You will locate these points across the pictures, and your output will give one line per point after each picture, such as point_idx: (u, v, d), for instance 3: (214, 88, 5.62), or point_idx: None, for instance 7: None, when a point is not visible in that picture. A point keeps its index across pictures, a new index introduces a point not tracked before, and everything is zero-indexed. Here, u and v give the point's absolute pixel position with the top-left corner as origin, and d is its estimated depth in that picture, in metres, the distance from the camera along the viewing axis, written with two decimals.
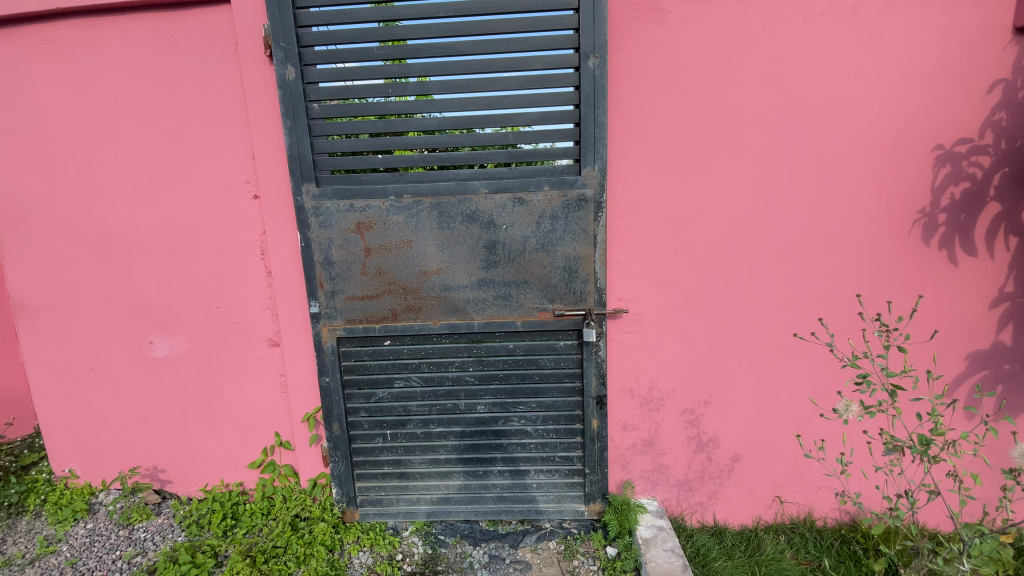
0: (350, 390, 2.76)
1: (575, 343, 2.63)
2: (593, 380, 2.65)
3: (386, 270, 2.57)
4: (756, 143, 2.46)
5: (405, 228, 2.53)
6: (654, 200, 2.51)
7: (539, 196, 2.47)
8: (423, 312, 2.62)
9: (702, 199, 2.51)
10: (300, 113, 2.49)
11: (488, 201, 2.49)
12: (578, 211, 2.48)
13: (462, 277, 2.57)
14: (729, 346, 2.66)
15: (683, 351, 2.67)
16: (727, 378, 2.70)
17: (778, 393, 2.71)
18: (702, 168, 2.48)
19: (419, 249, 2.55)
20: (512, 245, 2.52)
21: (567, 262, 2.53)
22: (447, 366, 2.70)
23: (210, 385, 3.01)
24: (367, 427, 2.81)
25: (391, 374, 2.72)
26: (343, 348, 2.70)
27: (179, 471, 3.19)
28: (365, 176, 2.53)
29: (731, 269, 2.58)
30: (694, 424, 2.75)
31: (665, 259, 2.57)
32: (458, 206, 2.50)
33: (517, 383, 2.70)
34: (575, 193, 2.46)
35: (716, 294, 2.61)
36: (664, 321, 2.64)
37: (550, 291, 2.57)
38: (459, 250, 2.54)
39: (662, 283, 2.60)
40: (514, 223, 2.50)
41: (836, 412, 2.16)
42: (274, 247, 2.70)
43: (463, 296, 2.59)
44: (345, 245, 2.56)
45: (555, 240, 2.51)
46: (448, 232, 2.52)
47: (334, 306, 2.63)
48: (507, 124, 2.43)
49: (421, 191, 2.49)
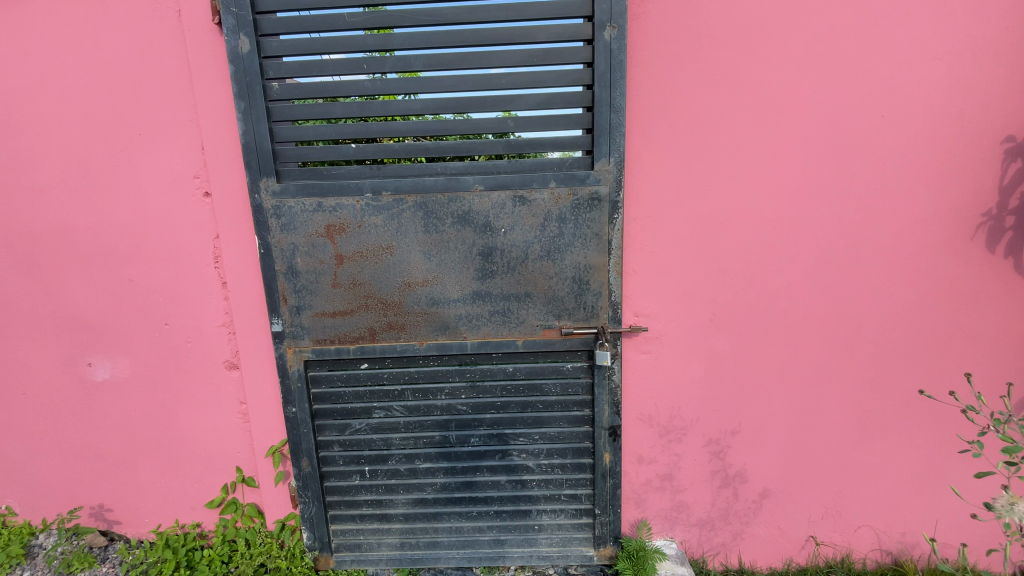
0: (322, 422, 2.38)
1: (585, 366, 2.25)
2: (605, 408, 2.29)
3: (361, 282, 2.17)
4: (798, 133, 2.10)
5: (384, 232, 2.12)
6: (679, 199, 2.14)
7: (544, 195, 2.08)
8: (406, 331, 2.21)
9: (735, 198, 2.14)
10: (257, 94, 2.07)
11: (483, 201, 2.09)
12: (590, 212, 2.09)
13: (453, 289, 2.17)
14: (762, 368, 2.31)
15: (709, 375, 2.31)
16: (758, 405, 2.35)
17: (816, 420, 2.36)
18: (736, 162, 2.11)
19: (401, 257, 2.15)
20: (511, 252, 2.13)
21: (577, 273, 2.14)
22: (436, 393, 2.31)
23: (161, 413, 2.58)
24: (343, 462, 2.43)
25: (369, 403, 2.34)
26: (313, 373, 2.31)
27: (128, 511, 2.75)
28: (336, 169, 2.12)
29: (766, 280, 2.22)
30: (719, 457, 2.40)
31: (690, 268, 2.20)
32: (446, 207, 2.10)
33: (516, 412, 2.32)
34: (585, 192, 2.08)
35: (749, 308, 2.25)
36: (688, 340, 2.27)
37: (556, 306, 2.18)
38: (449, 258, 2.15)
39: (687, 296, 2.23)
40: (514, 226, 2.11)
41: (998, 513, 1.78)
42: (230, 254, 2.28)
43: (454, 312, 2.19)
44: (312, 252, 2.16)
45: (563, 247, 2.12)
46: (436, 236, 2.12)
47: (301, 324, 2.23)
48: (506, 107, 2.03)
49: (403, 187, 2.08)
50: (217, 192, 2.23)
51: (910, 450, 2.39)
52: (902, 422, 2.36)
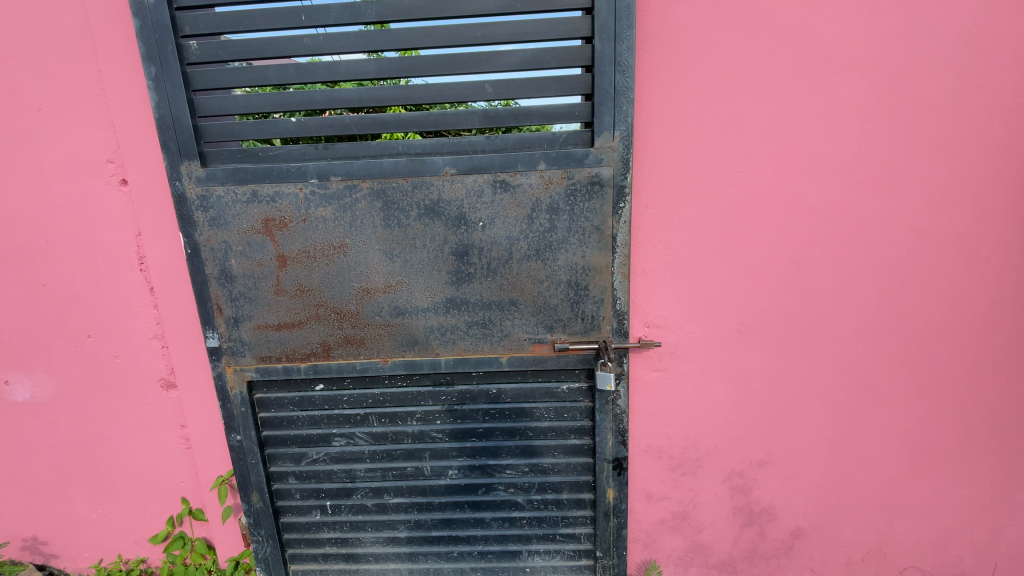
0: (273, 451, 2.01)
1: (584, 387, 1.86)
2: (608, 437, 1.91)
3: (308, 288, 1.76)
4: (850, 100, 1.68)
5: (333, 227, 1.71)
6: (700, 185, 1.72)
7: (531, 180, 1.65)
8: (365, 347, 1.81)
9: (771, 182, 1.72)
10: (170, 56, 1.65)
11: (455, 188, 1.67)
12: (590, 201, 1.66)
13: (421, 296, 1.76)
14: (797, 389, 1.92)
15: (733, 396, 1.94)
16: (791, 432, 1.97)
17: (861, 449, 1.98)
18: (772, 138, 1.69)
19: (354, 257, 1.73)
20: (492, 250, 1.71)
21: (574, 277, 1.72)
22: (405, 418, 1.93)
23: (93, 438, 2.22)
24: (300, 496, 2.07)
25: (326, 429, 1.97)
26: (259, 395, 1.94)
27: (66, 545, 2.41)
28: (273, 150, 1.71)
29: (805, 283, 1.81)
30: (743, 492, 2.03)
31: (713, 271, 1.80)
32: (410, 195, 1.68)
33: (502, 440, 1.95)
34: (582, 175, 1.64)
35: (784, 318, 1.84)
36: (708, 356, 1.88)
37: (548, 316, 1.77)
38: (415, 259, 1.73)
39: (709, 304, 1.83)
40: (495, 219, 1.69)
41: None
42: (156, 254, 1.90)
43: (423, 325, 1.79)
44: (249, 253, 1.76)
45: (556, 245, 1.70)
46: (397, 232, 1.71)
47: (240, 338, 1.85)
48: (482, 69, 1.61)
49: (355, 171, 1.66)
50: (139, 179, 1.85)
51: (972, 484, 2.00)
52: (963, 451, 1.97)
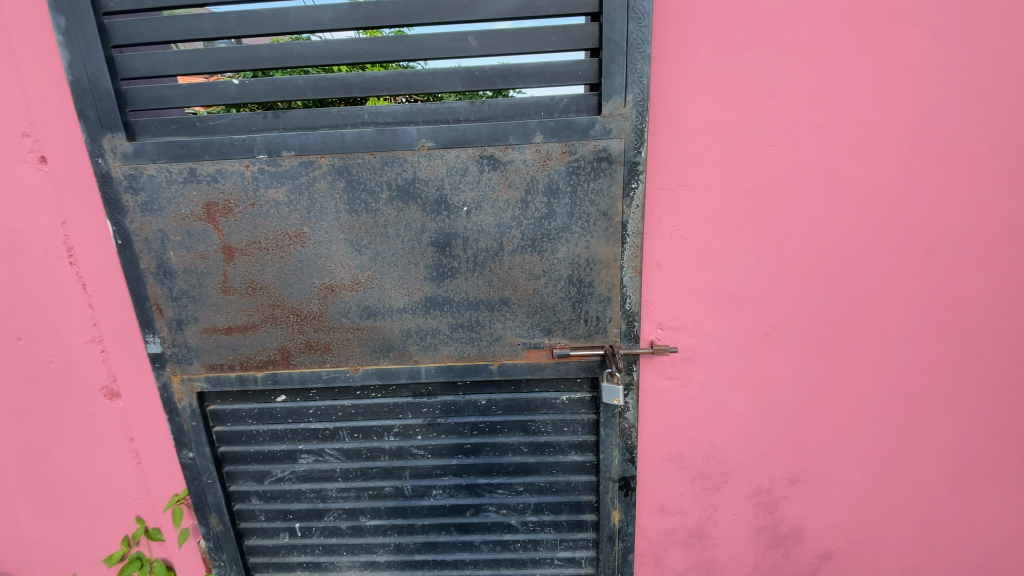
0: (232, 468, 1.76)
1: (587, 398, 1.61)
2: (614, 455, 1.66)
3: (262, 285, 1.49)
4: (908, 58, 1.40)
5: (288, 213, 1.42)
6: (726, 160, 1.45)
7: (525, 155, 1.36)
8: (331, 354, 1.54)
9: (810, 157, 1.45)
10: (82, 2, 1.35)
11: (432, 166, 1.37)
12: (596, 180, 1.38)
13: (395, 295, 1.47)
14: (831, 397, 1.68)
15: (758, 406, 1.68)
16: (822, 444, 1.74)
17: (900, 463, 1.75)
18: (816, 104, 1.42)
19: (314, 249, 1.44)
20: (479, 240, 1.43)
21: (576, 272, 1.45)
22: (381, 433, 1.68)
23: (32, 452, 1.96)
24: (265, 518, 1.82)
25: (291, 445, 1.71)
26: (212, 408, 1.68)
27: (13, 565, 2.18)
28: (214, 119, 1.42)
29: (846, 276, 1.56)
30: (766, 510, 1.80)
31: (740, 262, 1.53)
32: (378, 174, 1.38)
33: (493, 457, 1.69)
34: (586, 150, 1.36)
35: (820, 316, 1.59)
36: (731, 362, 1.63)
37: (546, 318, 1.50)
38: (386, 251, 1.44)
39: (734, 301, 1.57)
40: (482, 203, 1.40)
41: None
42: (94, 242, 1.64)
43: (397, 328, 1.51)
44: (190, 243, 1.48)
45: (556, 234, 1.42)
46: (364, 219, 1.42)
47: (185, 344, 1.58)
48: (465, 16, 1.32)
49: (312, 145, 1.37)
50: (70, 157, 1.58)
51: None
52: (1015, 466, 1.74)
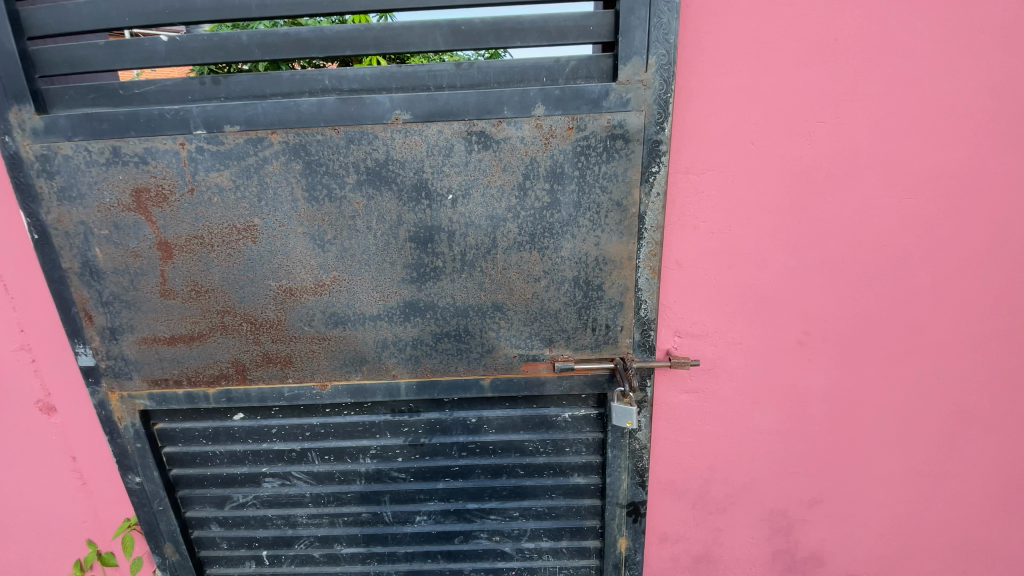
0: (188, 493, 1.54)
1: (592, 416, 1.39)
2: (622, 478, 1.45)
3: (208, 288, 1.24)
4: (978, 19, 1.18)
5: (234, 201, 1.17)
6: (760, 139, 1.22)
7: (523, 132, 1.11)
8: (294, 368, 1.31)
9: (855, 137, 1.24)
10: None
11: (409, 144, 1.11)
12: (608, 163, 1.14)
13: (367, 300, 1.24)
14: (868, 411, 1.48)
15: (785, 422, 1.48)
16: (856, 464, 1.53)
17: (940, 484, 1.56)
18: (867, 74, 1.20)
19: (268, 246, 1.20)
20: (467, 236, 1.19)
21: (583, 273, 1.22)
22: (356, 455, 1.46)
23: None
24: (228, 546, 1.60)
25: (253, 468, 1.49)
26: (159, 427, 1.45)
27: None
28: (140, 86, 1.15)
29: (893, 275, 1.34)
30: (788, 536, 1.59)
31: (773, 260, 1.31)
32: (343, 155, 1.13)
33: (485, 481, 1.48)
34: (597, 126, 1.11)
35: (861, 321, 1.38)
36: (758, 374, 1.42)
37: (546, 325, 1.27)
38: (355, 248, 1.20)
39: (764, 304, 1.35)
40: (471, 190, 1.15)
41: None
42: (22, 238, 1.40)
43: (370, 339, 1.27)
44: (118, 238, 1.23)
45: (560, 228, 1.18)
46: (328, 210, 1.17)
47: (122, 355, 1.34)
48: None
49: (260, 117, 1.12)
50: None
51: None
52: None
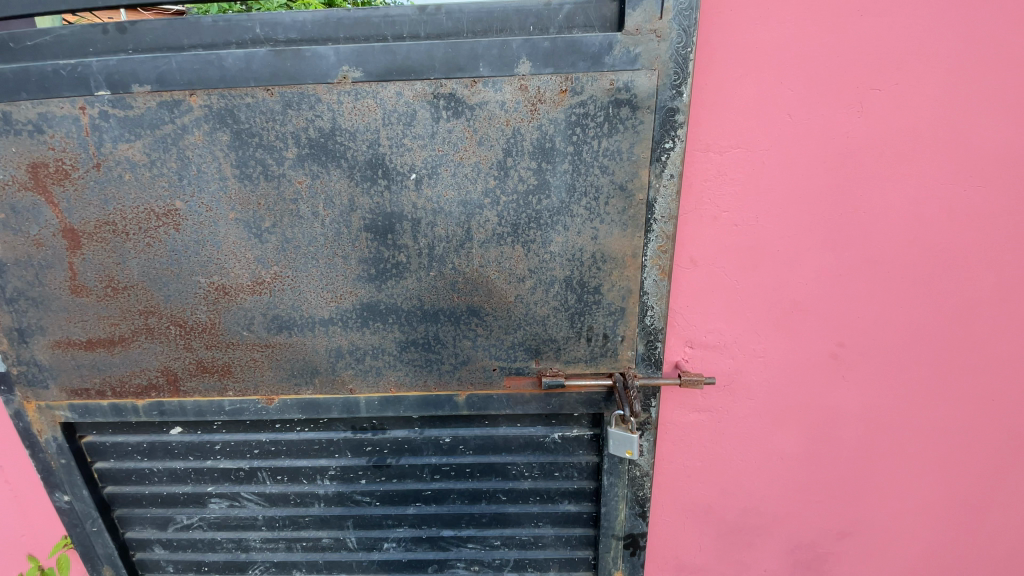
0: (126, 513, 1.35)
1: (586, 438, 1.19)
2: (619, 508, 1.25)
3: (127, 284, 1.03)
4: None
5: (150, 179, 0.95)
6: (796, 111, 1.00)
7: (504, 95, 0.88)
8: (233, 379, 1.11)
9: (914, 109, 1.01)
10: None
11: (360, 110, 0.89)
12: (610, 137, 0.91)
13: (316, 302, 1.03)
14: (908, 434, 1.28)
15: (811, 446, 1.27)
16: (890, 493, 1.33)
17: (985, 516, 1.36)
18: (934, 31, 0.97)
19: (194, 235, 0.99)
20: (435, 226, 0.96)
21: (577, 272, 1.00)
22: (313, 476, 1.26)
23: None
24: (175, 571, 1.42)
25: (196, 488, 1.30)
26: (88, 441, 1.26)
27: None
28: (32, 35, 0.92)
29: (949, 278, 1.12)
30: (808, 569, 1.40)
31: (808, 258, 1.09)
32: (279, 122, 0.91)
33: (462, 507, 1.28)
34: (596, 90, 0.88)
35: (907, 332, 1.17)
36: (782, 391, 1.21)
37: (533, 334, 1.06)
38: (300, 239, 0.99)
39: (793, 311, 1.13)
40: (439, 168, 0.92)
41: None
42: None
43: (322, 348, 1.07)
44: (15, 224, 1.01)
45: (549, 218, 0.96)
46: (265, 191, 0.95)
47: (34, 361, 1.14)
48: None
49: (176, 75, 0.89)
50: None
51: None
52: None
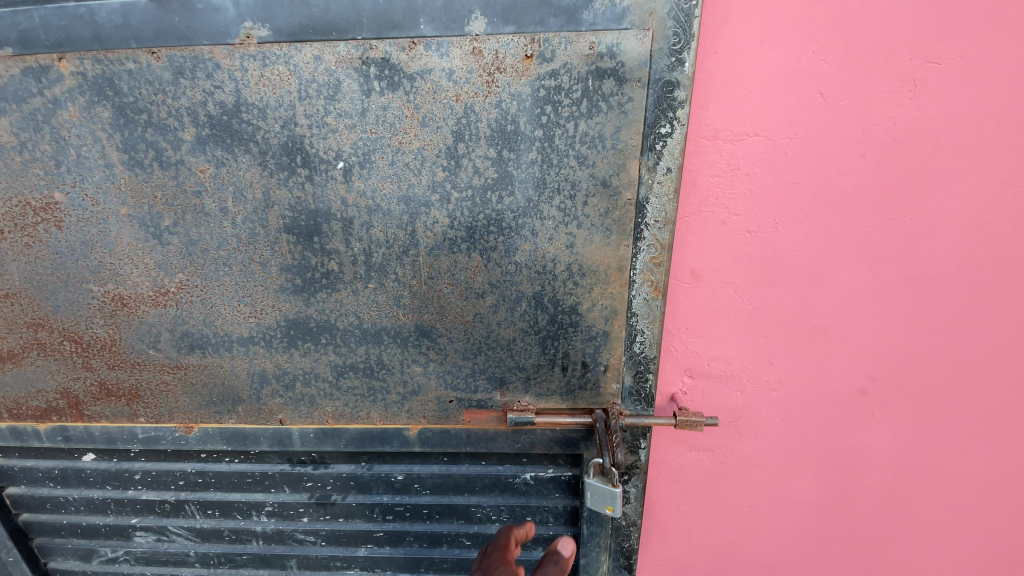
0: (45, 543, 1.20)
1: (562, 480, 1.00)
2: (601, 560, 1.06)
3: (9, 292, 0.86)
4: None
5: (21, 165, 0.77)
6: (830, 89, 0.79)
7: (452, 62, 0.68)
8: (144, 404, 0.94)
9: (986, 87, 0.79)
10: None
11: (269, 80, 0.70)
12: (588, 117, 0.71)
13: (233, 317, 0.85)
14: (949, 482, 1.07)
15: (832, 492, 1.08)
16: (925, 548, 1.13)
17: None
18: None
19: (80, 235, 0.81)
20: (371, 228, 0.77)
21: (549, 288, 0.81)
22: (247, 511, 1.09)
23: None
24: None
25: (119, 519, 1.13)
26: None
27: None
28: None
29: (1013, 300, 0.91)
30: None
31: (836, 273, 0.89)
32: (170, 95, 0.72)
33: (420, 551, 1.10)
34: (572, 56, 0.68)
35: (955, 364, 0.96)
36: (799, 429, 1.02)
37: (496, 361, 0.86)
38: (208, 241, 0.80)
39: (815, 336, 0.94)
40: (373, 155, 0.73)
41: None
42: None
43: (243, 371, 0.89)
44: None
45: (513, 220, 0.77)
46: (161, 182, 0.77)
47: None
48: None
49: (40, 33, 0.70)
50: None
51: None
52: None
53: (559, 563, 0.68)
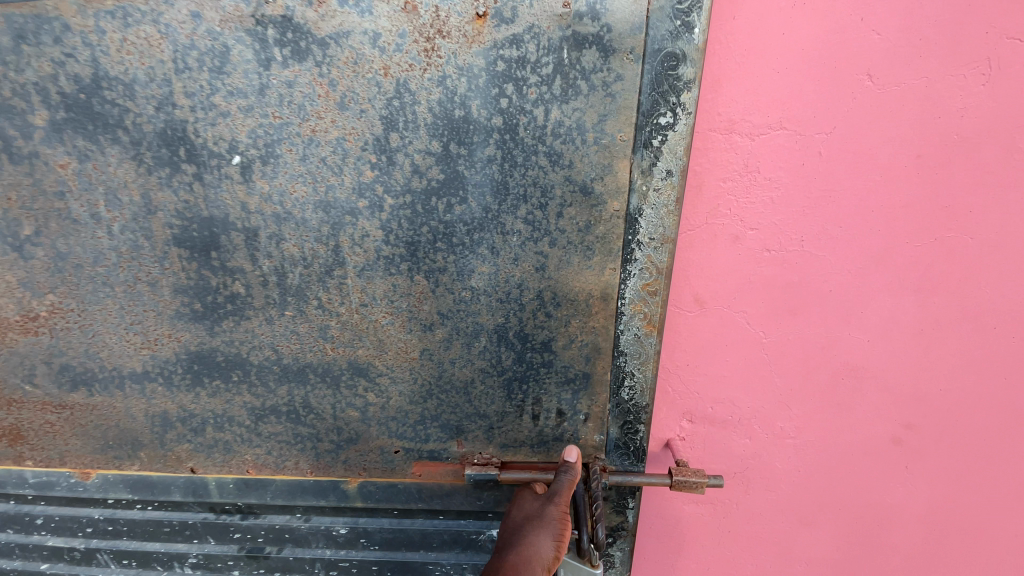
0: None
1: None
2: None
3: None
4: None
5: None
6: (878, 68, 0.61)
7: (377, 21, 0.51)
8: (28, 446, 0.77)
9: None
10: None
11: (135, 46, 0.53)
12: (559, 100, 0.54)
13: (121, 348, 0.68)
14: (996, 546, 0.90)
15: (855, 553, 0.91)
16: None
17: None
18: None
19: None
20: (283, 242, 0.60)
21: (513, 319, 0.64)
22: (170, 564, 0.90)
23: None
24: None
25: (26, 565, 0.95)
26: None
27: None
28: None
29: None
30: None
31: (873, 300, 0.72)
32: (10, 65, 0.55)
33: None
34: (539, 16, 0.51)
35: (1011, 410, 0.79)
36: (820, 481, 0.85)
37: (450, 406, 0.69)
38: (79, 253, 0.63)
39: (843, 375, 0.77)
40: (279, 148, 0.55)
41: None
42: None
43: (142, 413, 0.72)
44: None
45: (466, 234, 0.59)
46: (12, 179, 0.60)
47: None
48: None
49: None
50: None
51: None
52: None
53: (569, 470, 0.66)
